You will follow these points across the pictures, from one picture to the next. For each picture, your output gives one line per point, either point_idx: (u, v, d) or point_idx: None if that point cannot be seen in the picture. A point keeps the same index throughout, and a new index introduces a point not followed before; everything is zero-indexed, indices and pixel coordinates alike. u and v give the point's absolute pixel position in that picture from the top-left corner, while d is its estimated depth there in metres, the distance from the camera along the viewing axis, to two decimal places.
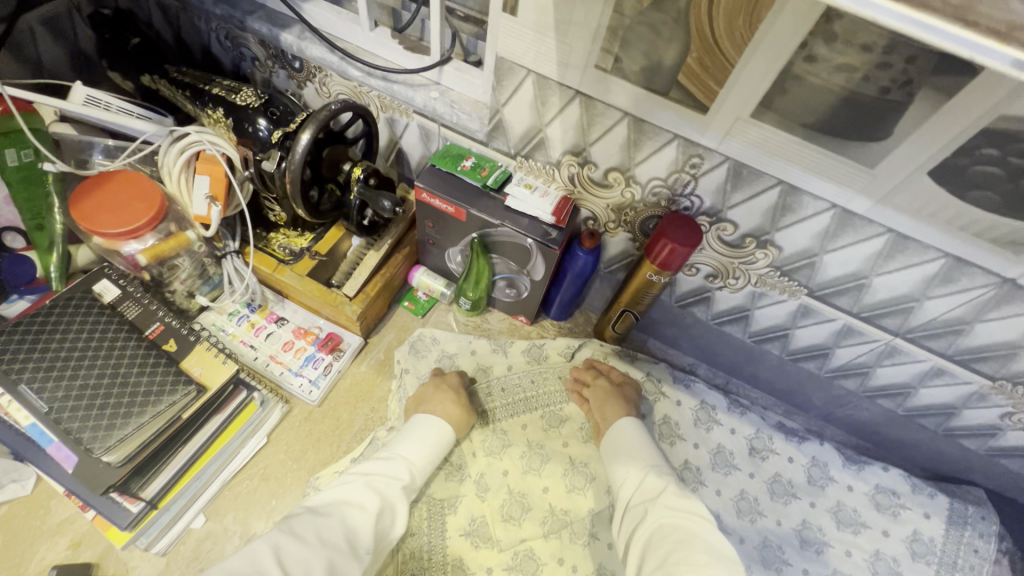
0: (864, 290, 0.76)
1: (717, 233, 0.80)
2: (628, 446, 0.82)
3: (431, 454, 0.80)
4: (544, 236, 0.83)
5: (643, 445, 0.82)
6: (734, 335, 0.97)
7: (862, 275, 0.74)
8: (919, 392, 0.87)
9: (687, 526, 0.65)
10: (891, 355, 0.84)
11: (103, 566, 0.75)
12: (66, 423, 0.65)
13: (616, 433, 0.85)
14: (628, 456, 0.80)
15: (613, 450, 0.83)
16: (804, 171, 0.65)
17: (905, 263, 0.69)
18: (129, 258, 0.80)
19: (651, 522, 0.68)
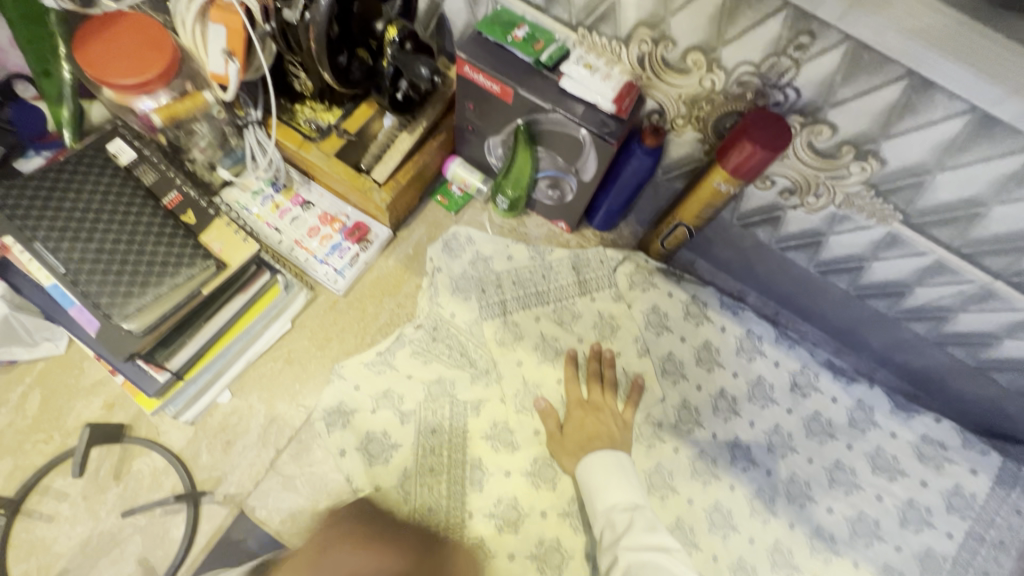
0: (976, 221, 0.64)
1: (808, 137, 0.67)
2: (606, 466, 0.74)
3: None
4: (600, 127, 0.72)
5: (624, 468, 0.74)
6: (798, 263, 0.87)
7: (979, 203, 0.62)
8: (1002, 344, 0.78)
9: (658, 561, 0.62)
10: (982, 300, 0.73)
11: (136, 428, 0.77)
12: (83, 286, 0.62)
13: (598, 455, 0.75)
14: (609, 486, 0.72)
15: (586, 474, 0.75)
16: (943, 62, 0.51)
17: None
18: (143, 116, 0.73)
19: (623, 568, 0.63)
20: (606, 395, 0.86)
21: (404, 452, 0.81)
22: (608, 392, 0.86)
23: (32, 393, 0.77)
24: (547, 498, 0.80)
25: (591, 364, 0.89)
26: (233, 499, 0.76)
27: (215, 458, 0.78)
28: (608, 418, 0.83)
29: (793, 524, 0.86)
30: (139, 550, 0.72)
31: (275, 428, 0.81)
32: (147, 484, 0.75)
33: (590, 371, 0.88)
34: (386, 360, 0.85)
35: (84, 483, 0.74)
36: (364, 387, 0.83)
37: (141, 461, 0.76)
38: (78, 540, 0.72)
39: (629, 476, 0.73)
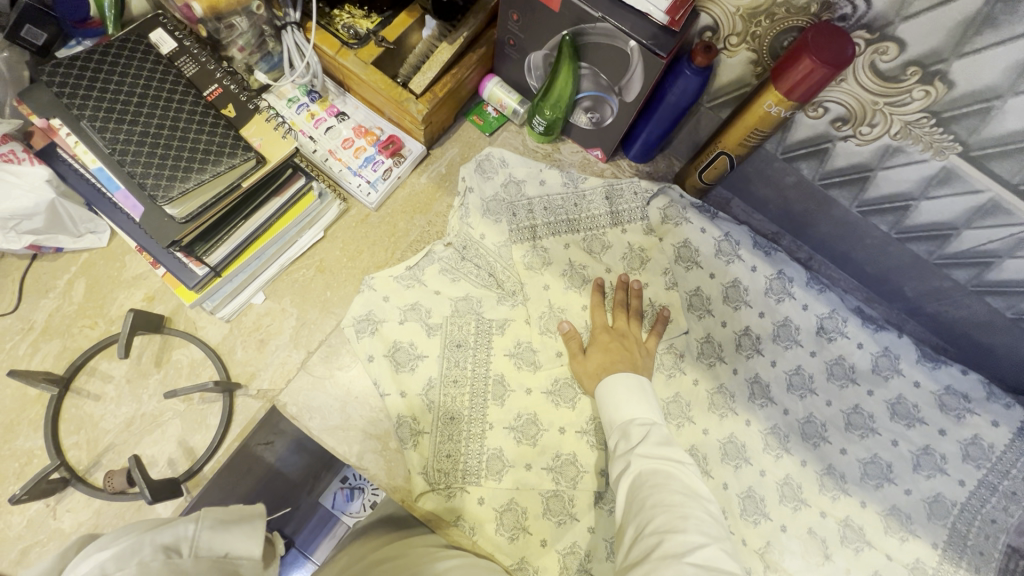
0: None
1: (871, 57, 0.63)
2: (628, 386, 0.75)
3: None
4: (651, 40, 0.69)
5: (644, 389, 0.75)
6: (840, 202, 0.84)
7: None
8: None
9: (673, 474, 0.64)
10: None
11: (175, 321, 0.80)
12: (129, 168, 0.63)
13: (623, 375, 0.76)
14: (628, 404, 0.73)
15: (607, 394, 0.76)
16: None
17: None
18: (184, 6, 0.73)
19: (634, 474, 0.65)
20: (630, 323, 0.86)
21: (429, 363, 0.83)
22: (633, 321, 0.87)
23: (77, 282, 0.80)
24: (565, 416, 0.83)
25: (618, 294, 0.89)
26: (266, 395, 0.80)
27: (250, 354, 0.81)
28: (632, 345, 0.83)
29: (806, 462, 0.88)
30: (178, 433, 0.76)
31: (306, 332, 0.83)
32: (186, 374, 0.79)
33: (616, 300, 0.88)
34: (415, 275, 0.86)
35: (128, 368, 0.78)
36: (393, 299, 0.85)
37: (180, 351, 0.79)
38: (123, 419, 0.76)
39: (648, 397, 0.74)
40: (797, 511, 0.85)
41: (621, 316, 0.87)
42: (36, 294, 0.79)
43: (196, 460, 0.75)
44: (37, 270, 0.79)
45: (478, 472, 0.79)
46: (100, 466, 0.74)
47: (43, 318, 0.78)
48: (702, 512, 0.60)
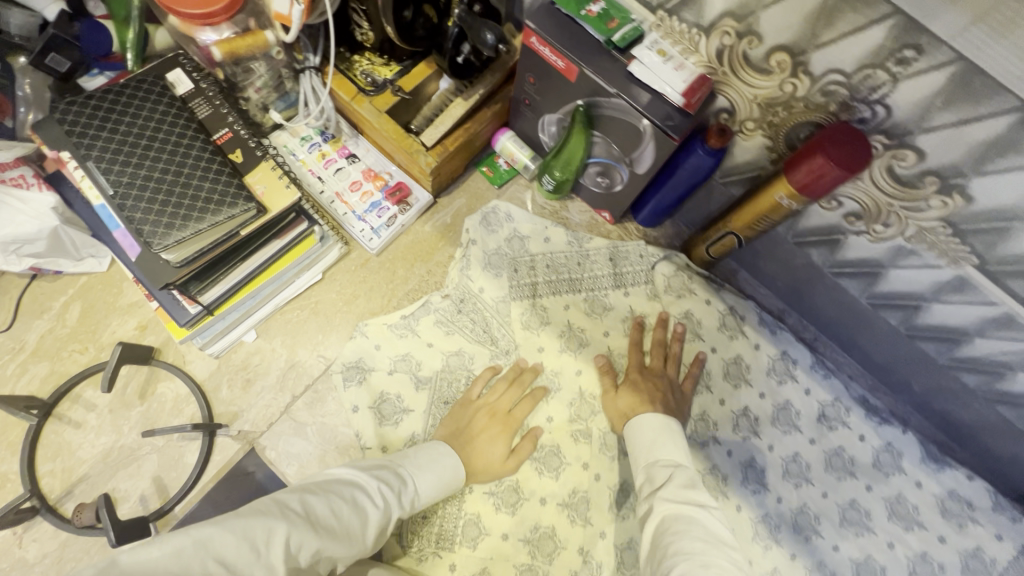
0: None
1: (889, 162, 0.61)
2: (658, 426, 0.72)
3: (442, 489, 0.70)
4: (664, 120, 0.68)
5: (673, 428, 0.72)
6: (849, 291, 0.82)
7: None
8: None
9: (700, 518, 0.59)
10: None
11: (164, 353, 0.80)
12: (128, 213, 0.63)
13: (649, 416, 0.74)
14: (656, 445, 0.70)
15: (634, 432, 0.73)
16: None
17: None
18: (204, 49, 0.73)
19: (658, 519, 0.61)
20: (667, 364, 0.86)
21: (415, 418, 0.81)
22: (670, 364, 0.86)
23: (73, 305, 0.80)
24: (548, 487, 0.80)
25: (657, 333, 0.88)
26: (246, 436, 0.79)
27: (234, 394, 0.80)
28: (666, 386, 0.83)
29: (795, 555, 0.83)
30: (154, 469, 0.76)
31: (294, 375, 0.82)
32: (169, 408, 0.78)
33: (656, 340, 0.87)
34: (409, 324, 0.85)
35: (112, 397, 0.77)
36: (384, 348, 0.84)
37: (166, 385, 0.79)
38: (102, 450, 0.76)
39: (677, 438, 0.71)
40: None
41: (656, 357, 0.86)
42: (31, 314, 0.79)
43: (168, 499, 0.74)
44: (35, 290, 0.80)
45: (453, 537, 0.77)
46: (72, 496, 0.73)
47: (35, 339, 0.78)
48: (724, 561, 0.55)
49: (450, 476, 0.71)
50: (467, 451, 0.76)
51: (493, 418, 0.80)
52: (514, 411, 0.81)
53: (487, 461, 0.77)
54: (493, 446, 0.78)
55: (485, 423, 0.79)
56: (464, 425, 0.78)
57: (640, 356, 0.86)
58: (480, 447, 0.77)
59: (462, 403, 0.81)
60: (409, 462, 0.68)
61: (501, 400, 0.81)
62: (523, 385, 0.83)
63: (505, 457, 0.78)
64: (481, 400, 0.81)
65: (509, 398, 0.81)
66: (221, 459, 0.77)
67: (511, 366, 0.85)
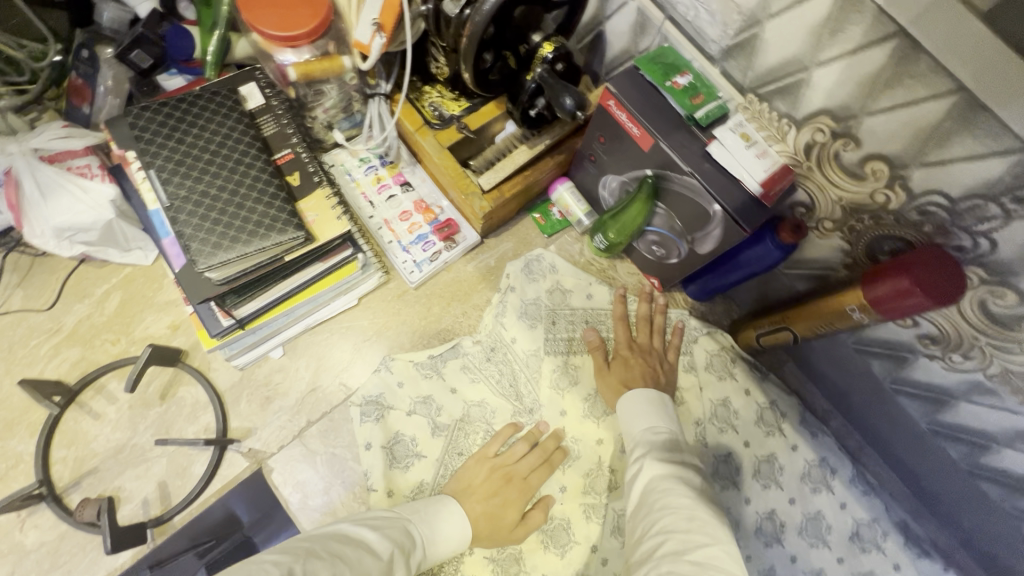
0: None
1: (983, 297, 0.56)
2: (647, 399, 0.74)
3: (448, 549, 0.68)
4: (739, 210, 0.63)
5: (663, 401, 0.74)
6: (909, 411, 0.75)
7: None
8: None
9: (686, 480, 0.61)
10: None
11: (191, 356, 0.80)
12: (180, 226, 0.63)
13: (642, 392, 0.75)
14: (643, 413, 0.72)
15: (626, 404, 0.75)
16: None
17: None
18: (279, 68, 0.73)
19: (646, 480, 0.63)
20: (653, 335, 0.85)
21: (426, 465, 0.79)
22: (657, 337, 0.86)
23: (113, 294, 0.81)
24: (551, 562, 0.76)
25: (642, 307, 0.87)
26: (256, 454, 0.77)
27: (252, 409, 0.79)
28: (655, 361, 0.83)
29: None
30: (161, 474, 0.75)
31: (313, 399, 0.81)
32: (186, 413, 0.78)
33: (641, 314, 0.86)
34: (435, 364, 0.83)
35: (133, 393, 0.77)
36: (407, 386, 0.81)
37: (187, 389, 0.79)
38: (115, 445, 0.75)
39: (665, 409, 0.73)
40: None
41: (643, 338, 0.85)
42: (72, 298, 0.80)
43: (169, 508, 0.74)
44: (81, 274, 0.81)
45: None
46: (78, 488, 0.73)
47: (72, 323, 0.79)
48: (708, 515, 0.57)
49: (457, 538, 0.69)
50: (476, 511, 0.72)
51: (508, 483, 0.75)
52: (530, 476, 0.77)
53: (494, 524, 0.73)
54: (505, 509, 0.74)
55: (501, 487, 0.75)
56: (479, 483, 0.75)
57: (628, 329, 0.85)
58: (491, 509, 0.73)
59: (476, 459, 0.77)
60: (419, 519, 0.67)
61: (519, 464, 0.77)
62: (544, 454, 0.79)
63: (514, 524, 0.74)
64: (497, 459, 0.77)
65: (527, 462, 0.77)
66: (228, 475, 0.76)
67: (532, 430, 0.81)
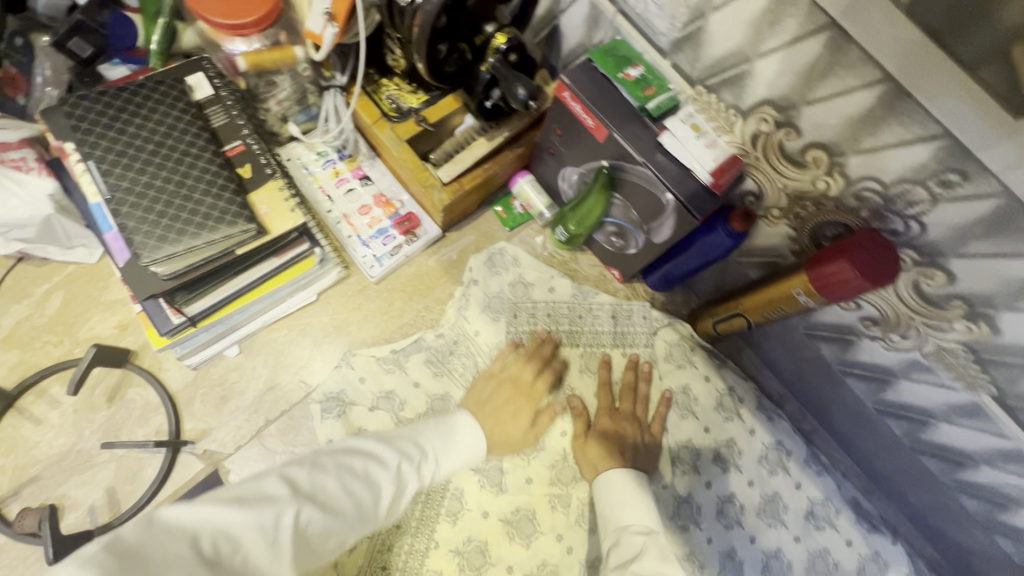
0: None
1: (916, 278, 0.59)
2: (625, 486, 0.70)
3: (461, 462, 0.65)
4: (688, 197, 0.65)
5: (642, 488, 0.70)
6: (856, 392, 0.79)
7: None
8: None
9: None
10: None
11: (141, 357, 0.77)
12: (122, 218, 0.61)
13: (620, 475, 0.71)
14: (627, 506, 0.67)
15: (607, 491, 0.70)
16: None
17: None
18: (229, 57, 0.71)
19: None
20: (636, 404, 0.83)
21: None
22: (639, 405, 0.83)
23: (55, 293, 0.77)
24: (516, 553, 0.76)
25: (628, 375, 0.85)
26: (211, 456, 0.75)
27: (206, 410, 0.77)
28: (636, 431, 0.80)
29: None
30: (109, 480, 0.72)
31: (271, 398, 0.79)
32: (136, 416, 0.75)
33: (627, 381, 0.84)
34: (396, 359, 0.82)
35: (78, 396, 0.74)
36: (368, 382, 0.80)
37: (136, 391, 0.76)
38: (59, 451, 0.72)
39: (648, 500, 0.68)
40: None
41: (625, 406, 0.83)
42: (10, 299, 0.76)
43: (118, 515, 0.71)
44: (19, 273, 0.77)
45: None
46: (18, 497, 0.70)
47: (9, 324, 0.75)
48: None
49: (471, 445, 0.66)
50: (489, 420, 0.72)
51: (517, 391, 0.77)
52: (536, 382, 0.79)
53: (508, 431, 0.74)
54: (516, 418, 0.75)
55: (510, 395, 0.76)
56: (489, 395, 0.76)
57: (611, 397, 0.83)
58: (504, 421, 0.74)
59: (484, 374, 0.79)
60: (428, 433, 0.63)
61: (524, 372, 0.79)
62: (542, 358, 0.82)
63: (526, 432, 0.75)
64: (504, 371, 0.79)
65: (529, 370, 0.80)
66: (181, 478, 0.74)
67: (529, 342, 0.85)
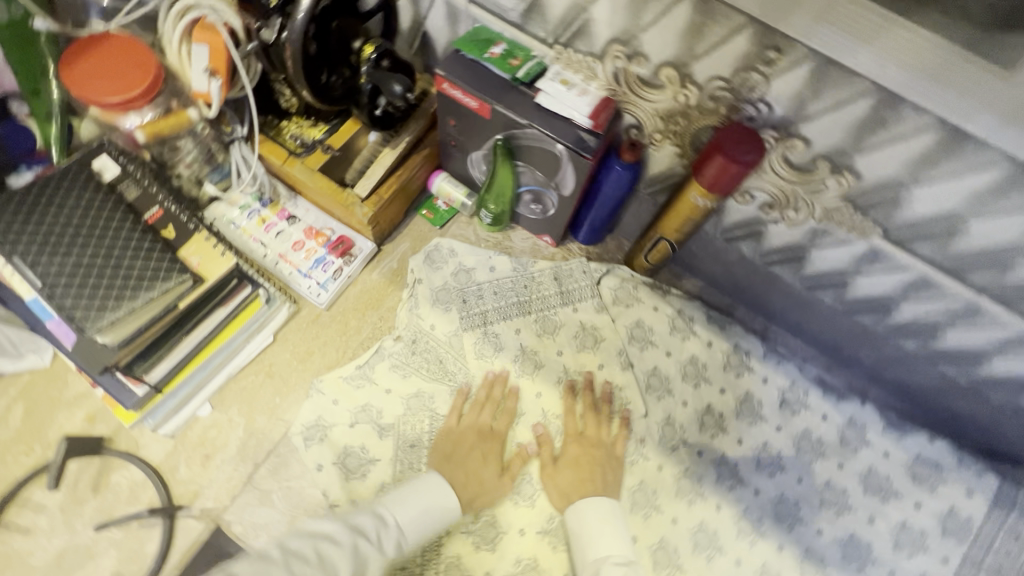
0: (954, 236, 0.63)
1: (784, 153, 0.66)
2: (599, 518, 0.74)
3: (432, 523, 0.70)
4: (576, 142, 0.71)
5: (614, 518, 0.74)
6: (783, 277, 0.86)
7: (956, 217, 0.60)
8: (992, 362, 0.76)
9: None
10: (969, 316, 0.71)
11: (116, 441, 0.78)
12: (59, 300, 0.64)
13: (592, 502, 0.75)
14: (601, 539, 0.72)
15: (577, 520, 0.75)
16: (900, 70, 0.51)
17: (1018, 203, 0.55)
18: (128, 134, 0.75)
19: None
20: (602, 429, 0.84)
21: (382, 467, 0.80)
22: (604, 428, 0.84)
23: (15, 405, 0.78)
24: (525, 515, 0.80)
25: (585, 398, 0.86)
26: (209, 514, 0.76)
27: (193, 472, 0.78)
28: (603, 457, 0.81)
29: (782, 545, 0.83)
30: (112, 565, 0.72)
31: (254, 443, 0.80)
32: (125, 498, 0.76)
33: (586, 406, 0.85)
34: (364, 373, 0.85)
35: (62, 495, 0.75)
36: (343, 402, 0.83)
37: (120, 474, 0.76)
38: (54, 553, 0.72)
39: (619, 527, 0.74)
40: None
41: (589, 429, 0.84)
42: None
43: None
44: None
45: None
46: None
47: None
48: None
49: (442, 506, 0.71)
50: (458, 474, 0.76)
51: (481, 436, 0.81)
52: (496, 426, 0.83)
53: (483, 475, 0.78)
54: (486, 465, 0.79)
55: (473, 442, 0.80)
56: (453, 447, 0.79)
57: (576, 423, 0.84)
58: (474, 468, 0.78)
59: (443, 432, 0.81)
60: (389, 500, 0.69)
61: (481, 418, 0.83)
62: (496, 400, 0.85)
63: (497, 477, 0.79)
64: (462, 423, 0.82)
65: (486, 416, 0.83)
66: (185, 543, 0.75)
67: (479, 386, 0.86)
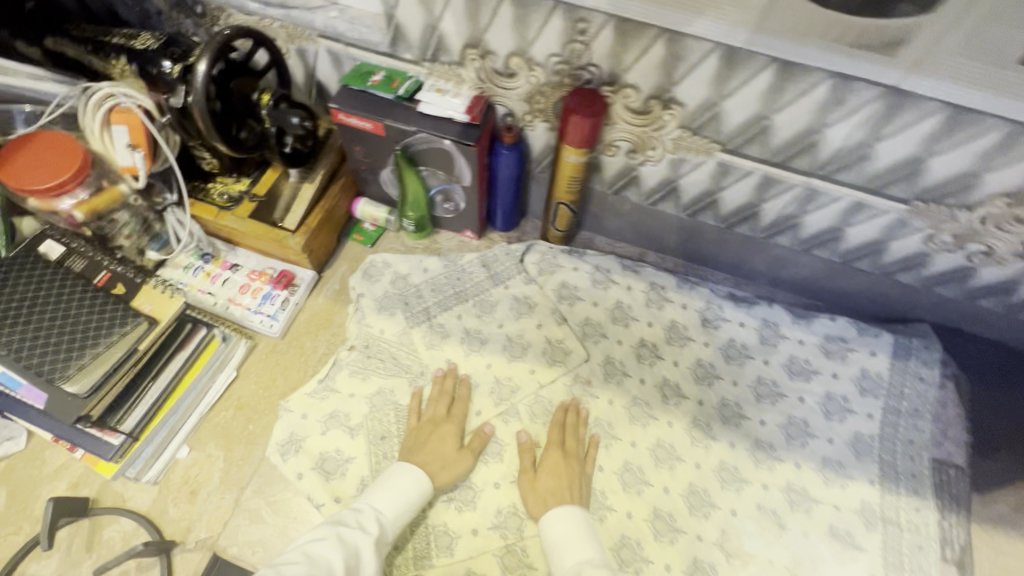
0: (769, 131, 0.78)
1: (623, 101, 0.80)
2: (570, 527, 0.76)
3: (411, 500, 0.77)
4: (459, 135, 0.84)
5: (584, 527, 0.77)
6: (668, 212, 0.99)
7: (763, 115, 0.76)
8: (847, 233, 0.91)
9: None
10: (813, 198, 0.86)
11: (101, 499, 0.82)
12: (27, 361, 0.74)
13: (567, 515, 0.77)
14: (577, 545, 0.75)
15: (551, 534, 0.76)
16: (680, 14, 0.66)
17: (797, 91, 0.72)
18: (66, 217, 0.83)
19: None
20: (578, 443, 0.88)
21: (359, 463, 0.86)
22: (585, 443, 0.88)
23: None
24: (498, 470, 0.87)
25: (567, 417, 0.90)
26: (204, 542, 0.80)
27: (182, 509, 0.82)
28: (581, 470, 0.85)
29: (734, 443, 0.92)
30: None
31: (236, 470, 0.86)
32: (120, 549, 0.79)
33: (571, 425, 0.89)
34: (326, 384, 0.92)
35: (57, 561, 0.77)
36: (312, 414, 0.89)
37: (111, 528, 0.80)
38: None
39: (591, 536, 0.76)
40: (741, 492, 0.88)
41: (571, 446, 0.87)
42: None
43: None
44: None
45: (431, 553, 0.81)
46: None
47: None
48: None
49: (415, 491, 0.78)
50: (422, 456, 0.82)
51: (437, 422, 0.87)
52: (453, 411, 0.89)
53: (442, 451, 0.84)
54: (444, 443, 0.84)
55: (431, 429, 0.86)
56: (415, 436, 0.85)
57: (560, 436, 0.88)
58: (432, 449, 0.83)
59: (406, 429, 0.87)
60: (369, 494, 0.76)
61: (438, 408, 0.88)
62: (450, 392, 0.91)
63: (457, 451, 0.84)
64: (422, 419, 0.88)
65: (442, 406, 0.89)
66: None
67: (432, 382, 0.93)
